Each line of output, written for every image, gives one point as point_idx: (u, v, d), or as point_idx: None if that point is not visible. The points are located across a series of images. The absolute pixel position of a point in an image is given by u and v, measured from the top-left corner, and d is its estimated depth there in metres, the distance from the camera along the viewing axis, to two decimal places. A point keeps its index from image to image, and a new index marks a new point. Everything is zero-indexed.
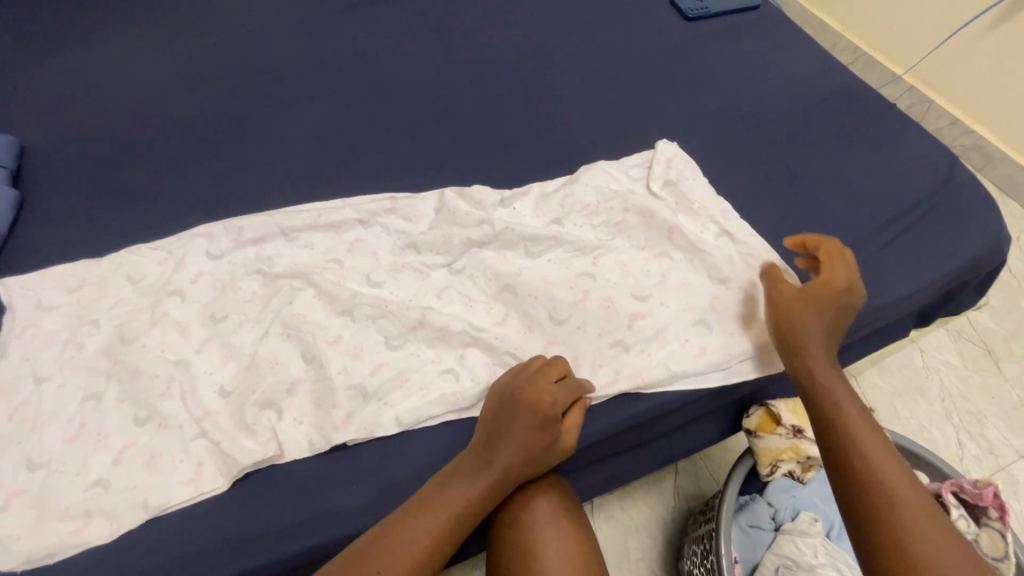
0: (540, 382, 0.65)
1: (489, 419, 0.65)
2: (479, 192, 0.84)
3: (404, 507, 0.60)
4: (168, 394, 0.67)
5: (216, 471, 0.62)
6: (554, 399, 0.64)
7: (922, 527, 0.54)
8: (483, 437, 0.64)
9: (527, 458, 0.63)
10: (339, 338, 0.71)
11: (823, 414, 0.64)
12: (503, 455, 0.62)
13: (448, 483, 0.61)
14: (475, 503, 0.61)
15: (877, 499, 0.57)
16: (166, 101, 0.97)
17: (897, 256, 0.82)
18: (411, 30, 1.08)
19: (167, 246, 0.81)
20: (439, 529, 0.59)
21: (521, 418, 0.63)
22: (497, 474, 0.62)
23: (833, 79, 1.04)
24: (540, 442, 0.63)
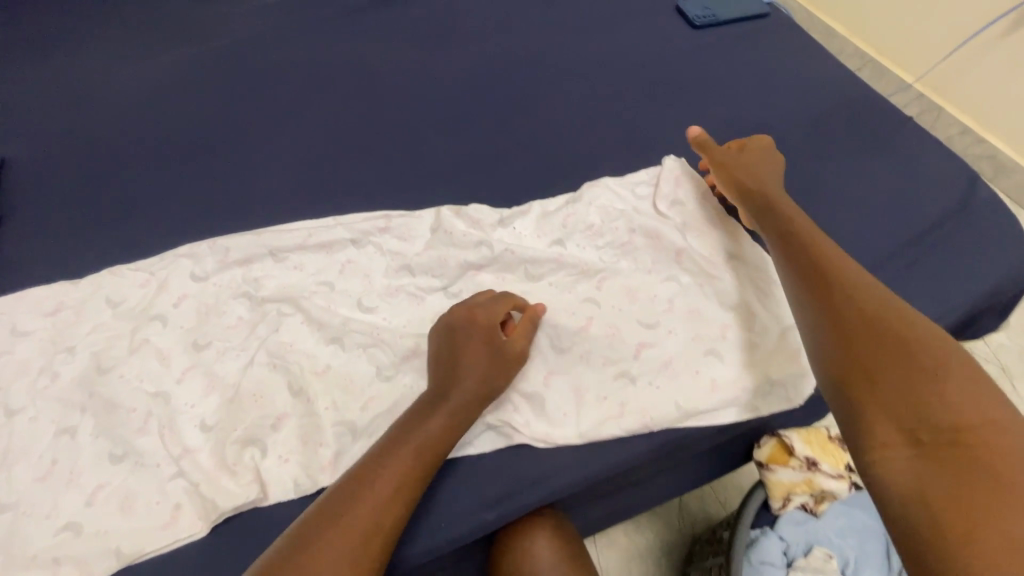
0: (475, 306, 0.67)
1: (439, 353, 0.65)
2: (476, 211, 0.81)
3: (371, 454, 0.57)
4: (146, 429, 0.63)
5: (194, 515, 0.58)
6: (486, 317, 0.66)
7: (904, 356, 0.52)
8: (435, 374, 0.63)
9: (483, 383, 0.62)
10: (329, 368, 0.68)
11: (797, 267, 0.64)
12: (461, 378, 0.62)
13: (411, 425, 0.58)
14: (442, 437, 0.58)
15: (854, 336, 0.55)
16: (153, 112, 0.93)
17: (918, 280, 0.78)
18: (407, 38, 1.04)
19: (148, 266, 0.77)
20: (407, 464, 0.55)
21: (468, 337, 0.64)
22: (456, 403, 0.60)
23: (846, 90, 1.00)
24: (489, 359, 0.64)
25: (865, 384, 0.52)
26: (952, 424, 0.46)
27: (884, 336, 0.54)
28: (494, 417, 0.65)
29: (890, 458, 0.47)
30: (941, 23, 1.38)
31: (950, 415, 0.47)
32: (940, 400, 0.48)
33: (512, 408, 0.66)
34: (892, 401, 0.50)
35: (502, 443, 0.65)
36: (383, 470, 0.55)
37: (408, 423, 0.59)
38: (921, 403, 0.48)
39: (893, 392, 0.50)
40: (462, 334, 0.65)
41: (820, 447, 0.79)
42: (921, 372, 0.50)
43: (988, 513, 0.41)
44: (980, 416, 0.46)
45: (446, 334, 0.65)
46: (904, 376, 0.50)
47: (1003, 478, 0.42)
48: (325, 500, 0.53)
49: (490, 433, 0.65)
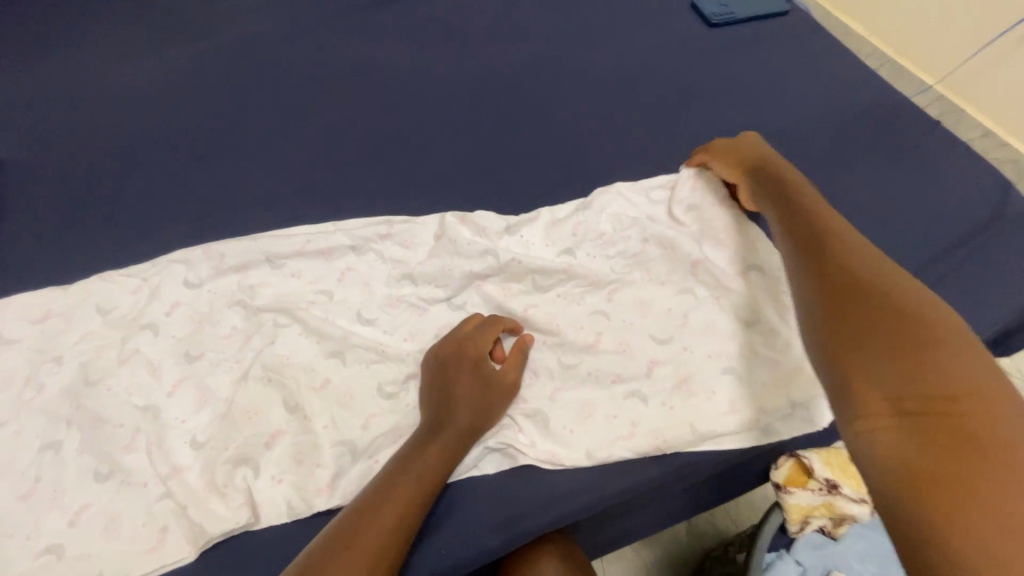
0: (468, 329, 0.64)
1: (432, 376, 0.62)
2: (482, 217, 0.77)
3: (373, 487, 0.53)
4: (133, 446, 0.60)
5: (182, 539, 0.55)
6: (479, 339, 0.63)
7: (900, 319, 0.46)
8: (431, 399, 0.60)
9: (481, 411, 0.60)
10: (326, 384, 0.64)
11: (794, 238, 0.59)
12: (459, 405, 0.59)
13: (411, 456, 0.56)
14: (442, 469, 0.56)
15: (846, 301, 0.49)
16: (151, 111, 0.90)
17: (948, 295, 0.74)
18: (412, 36, 1.00)
19: (140, 272, 0.73)
20: (410, 497, 0.53)
21: (461, 359, 0.61)
22: (456, 432, 0.58)
23: (870, 94, 0.96)
24: (485, 384, 0.61)
25: (852, 350, 0.46)
26: (945, 391, 0.40)
27: (878, 299, 0.48)
28: (497, 438, 0.61)
29: (875, 429, 0.42)
30: (966, 22, 1.33)
31: (945, 381, 0.41)
32: (935, 364, 0.42)
33: (516, 429, 0.62)
34: (881, 366, 0.44)
35: (507, 466, 0.61)
36: (388, 503, 0.52)
37: (408, 454, 0.56)
38: (913, 368, 0.42)
39: (882, 359, 0.44)
40: (460, 357, 0.61)
41: (840, 468, 0.75)
42: (917, 333, 0.44)
43: (977, 491, 0.35)
44: (981, 382, 0.40)
45: (437, 358, 0.62)
46: (897, 340, 0.44)
47: (999, 452, 0.36)
48: (333, 530, 0.50)
49: (494, 455, 0.61)
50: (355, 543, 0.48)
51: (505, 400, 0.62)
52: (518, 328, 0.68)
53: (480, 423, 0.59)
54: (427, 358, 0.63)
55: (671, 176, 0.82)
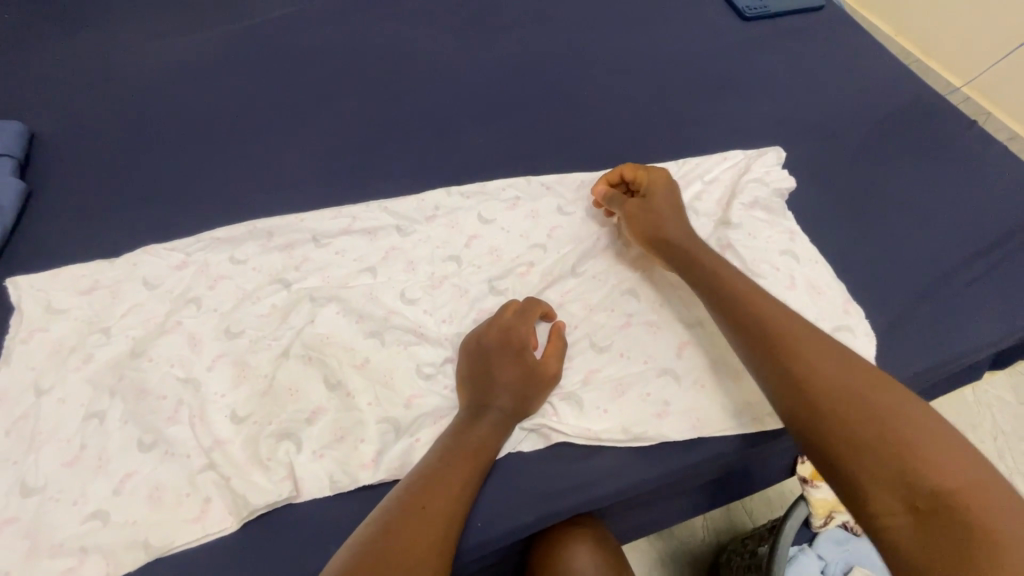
0: (507, 316, 0.65)
1: (473, 360, 0.62)
2: (532, 202, 0.79)
3: (431, 460, 0.54)
4: (176, 418, 0.61)
5: (225, 510, 0.56)
6: (520, 323, 0.64)
7: (876, 419, 0.49)
8: (473, 382, 0.61)
9: (523, 396, 0.60)
10: (367, 362, 0.65)
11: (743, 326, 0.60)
12: (504, 389, 0.60)
13: (461, 433, 0.57)
14: (492, 447, 0.57)
15: (822, 403, 0.52)
16: (189, 91, 0.91)
17: (986, 295, 0.74)
18: (445, 21, 1.00)
19: (184, 248, 0.75)
20: (467, 471, 0.54)
21: (509, 345, 0.62)
22: (503, 413, 0.59)
23: (906, 91, 0.95)
24: (531, 367, 0.62)
25: (852, 456, 0.49)
26: (941, 485, 0.45)
27: (849, 404, 0.51)
28: (532, 420, 0.61)
29: (890, 526, 0.45)
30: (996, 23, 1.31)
31: (940, 478, 0.45)
32: (927, 462, 0.46)
33: (553, 411, 0.63)
34: (880, 469, 0.47)
35: (543, 446, 0.61)
36: (449, 477, 0.52)
37: (458, 432, 0.57)
38: (909, 471, 0.46)
39: (881, 462, 0.47)
40: (503, 344, 0.62)
41: None
42: (892, 431, 0.48)
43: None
44: (968, 476, 0.45)
45: (479, 343, 0.63)
46: (881, 443, 0.48)
47: (1000, 539, 0.42)
48: (401, 495, 0.51)
49: (531, 438, 0.62)
50: (428, 509, 0.49)
51: (546, 385, 0.62)
52: (552, 313, 0.68)
53: (524, 407, 0.60)
54: (469, 342, 0.64)
55: (719, 161, 0.83)
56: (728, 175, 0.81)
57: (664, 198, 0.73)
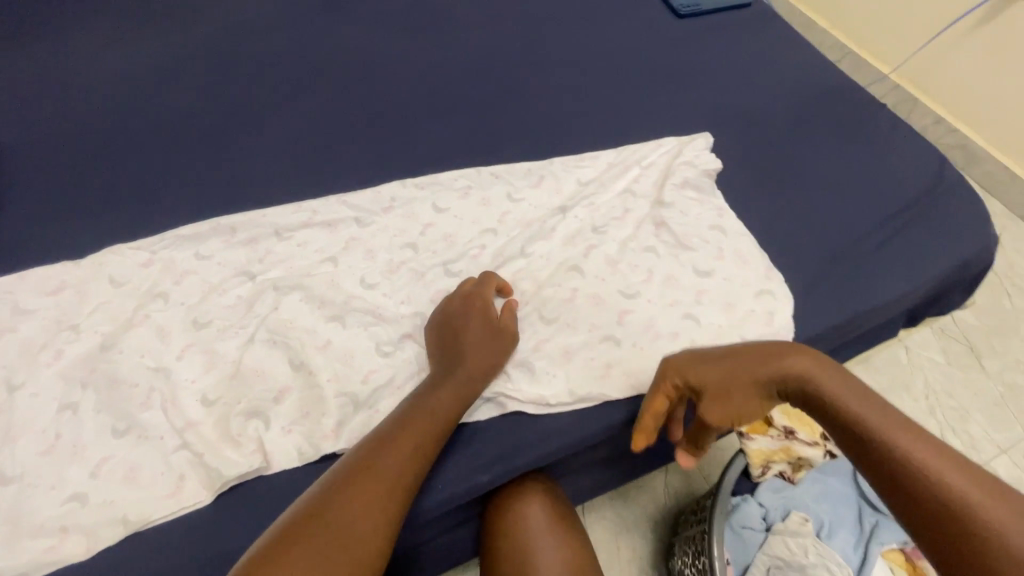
0: (470, 289, 0.71)
1: (436, 335, 0.68)
2: (484, 190, 0.84)
3: (388, 422, 0.59)
4: (148, 404, 0.65)
5: (198, 485, 0.60)
6: (483, 295, 0.70)
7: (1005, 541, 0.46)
8: (439, 353, 0.67)
9: (478, 362, 0.65)
10: (329, 343, 0.69)
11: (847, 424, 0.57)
12: (466, 359, 0.65)
13: (420, 398, 0.61)
14: (450, 411, 0.61)
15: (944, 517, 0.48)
16: (146, 95, 0.93)
17: (890, 258, 0.82)
18: (399, 20, 1.04)
19: (150, 246, 0.78)
20: (419, 434, 0.58)
21: (472, 318, 0.68)
22: (463, 379, 0.63)
23: (825, 77, 1.04)
24: (492, 339, 0.67)
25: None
26: None
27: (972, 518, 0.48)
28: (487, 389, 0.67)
29: None
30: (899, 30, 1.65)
31: None
32: None
33: (506, 379, 0.68)
34: None
35: (497, 413, 0.67)
36: (399, 437, 0.57)
37: (416, 398, 0.61)
38: None
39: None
40: (466, 317, 0.68)
41: (796, 417, 0.87)
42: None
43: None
44: None
45: (442, 317, 0.69)
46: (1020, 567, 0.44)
47: None
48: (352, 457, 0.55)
49: (486, 406, 0.67)
50: (373, 470, 0.54)
51: (501, 352, 0.68)
52: (508, 288, 0.73)
53: (484, 373, 0.65)
54: (434, 318, 0.70)
55: (654, 147, 0.90)
56: (662, 160, 0.88)
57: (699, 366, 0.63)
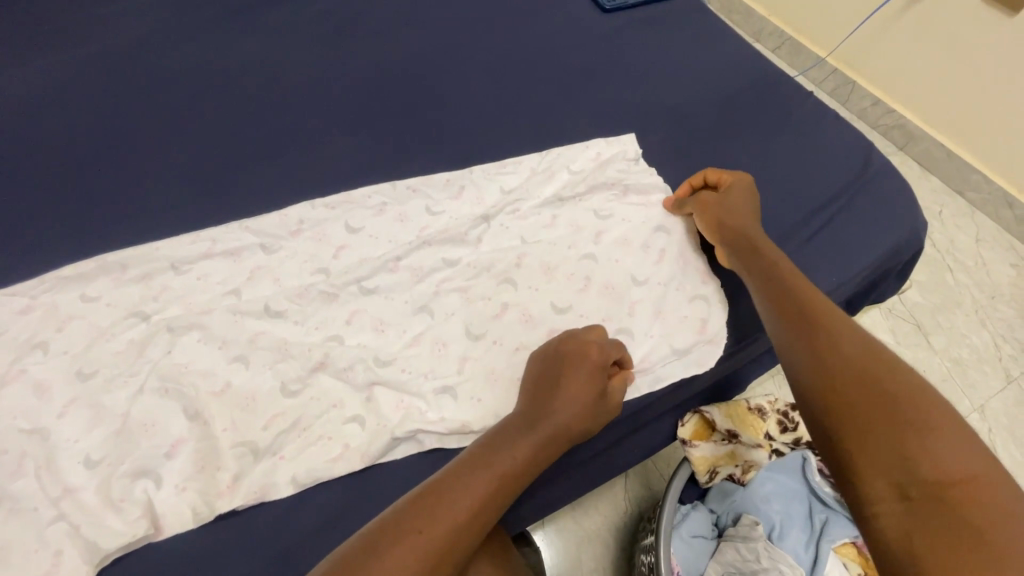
0: (593, 336, 0.66)
1: (546, 361, 0.65)
2: (402, 205, 0.80)
3: (450, 469, 0.55)
4: (21, 472, 0.58)
5: (76, 560, 0.54)
6: (602, 349, 0.65)
7: (881, 402, 0.53)
8: (534, 394, 0.63)
9: (582, 416, 0.61)
10: (228, 387, 0.64)
11: (783, 304, 0.64)
12: (557, 415, 0.60)
13: (499, 444, 0.57)
14: (521, 471, 0.57)
15: (844, 377, 0.56)
16: (16, 114, 0.82)
17: (820, 250, 0.81)
18: (309, 26, 0.98)
19: (27, 290, 0.69)
20: (484, 491, 0.54)
21: (579, 365, 0.63)
22: (546, 438, 0.59)
23: (753, 68, 1.03)
24: (592, 399, 0.62)
25: (849, 418, 0.53)
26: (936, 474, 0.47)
27: (861, 380, 0.55)
28: (405, 428, 0.63)
29: (881, 511, 0.47)
30: (833, 13, 1.66)
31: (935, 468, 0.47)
32: (924, 446, 0.49)
33: (426, 408, 0.65)
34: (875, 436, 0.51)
35: (415, 450, 0.63)
36: (460, 493, 0.53)
37: (497, 439, 0.58)
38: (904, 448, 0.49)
39: (873, 438, 0.51)
40: (574, 362, 0.63)
41: (738, 418, 0.85)
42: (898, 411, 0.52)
43: None
44: (951, 450, 0.48)
45: (555, 351, 0.65)
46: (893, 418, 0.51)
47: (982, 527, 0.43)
48: (394, 510, 0.52)
49: (403, 443, 0.63)
50: (425, 530, 0.50)
51: (606, 419, 0.63)
52: (628, 364, 0.67)
53: (571, 433, 0.60)
54: (543, 351, 0.67)
55: (580, 150, 0.87)
56: (590, 164, 0.85)
57: (745, 196, 0.78)
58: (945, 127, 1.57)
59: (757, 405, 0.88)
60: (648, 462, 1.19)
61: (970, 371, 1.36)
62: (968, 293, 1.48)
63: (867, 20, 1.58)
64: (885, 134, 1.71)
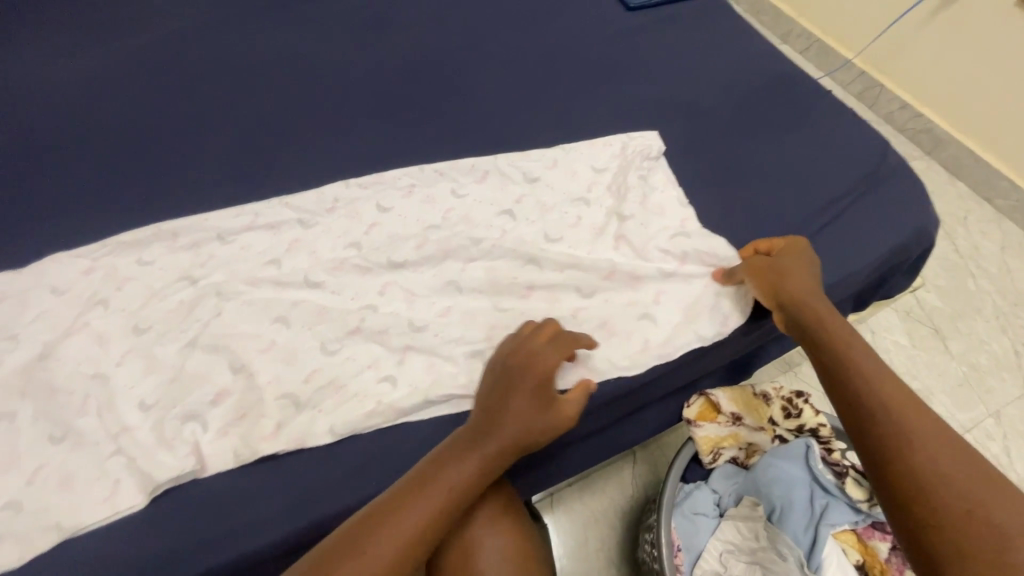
0: (538, 344, 0.67)
1: (497, 376, 0.65)
2: (430, 188, 0.85)
3: (395, 488, 0.59)
4: (85, 410, 0.65)
5: (132, 490, 0.61)
6: (548, 361, 0.66)
7: (909, 454, 0.58)
8: (483, 407, 0.64)
9: (528, 431, 0.63)
10: (272, 345, 0.70)
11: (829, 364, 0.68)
12: (503, 431, 0.63)
13: (445, 462, 0.61)
14: (466, 488, 0.60)
15: (884, 433, 0.61)
16: (85, 97, 0.91)
17: (831, 243, 0.83)
18: (349, 20, 1.04)
19: (90, 253, 0.77)
20: (429, 513, 0.58)
21: (524, 381, 0.64)
22: (493, 452, 0.62)
23: (774, 66, 1.05)
24: (537, 413, 0.64)
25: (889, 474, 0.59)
26: (957, 516, 0.53)
27: (893, 436, 0.60)
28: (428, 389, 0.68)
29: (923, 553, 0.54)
30: (862, 16, 1.66)
31: (958, 508, 0.53)
32: (945, 493, 0.55)
33: (447, 372, 0.70)
34: (909, 487, 0.57)
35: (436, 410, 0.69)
36: (405, 510, 0.57)
37: (443, 458, 0.61)
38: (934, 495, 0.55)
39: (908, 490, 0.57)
40: (518, 378, 0.64)
41: (742, 403, 0.90)
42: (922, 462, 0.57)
43: None
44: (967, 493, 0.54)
45: (505, 365, 0.66)
46: (920, 471, 0.57)
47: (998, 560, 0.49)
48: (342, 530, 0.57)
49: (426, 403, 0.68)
50: (369, 550, 0.55)
51: (557, 430, 0.65)
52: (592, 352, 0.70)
53: (523, 443, 0.63)
54: (496, 359, 0.67)
55: (601, 141, 0.91)
56: (611, 155, 0.90)
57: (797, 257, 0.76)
58: (974, 131, 1.56)
59: (762, 391, 0.92)
60: (656, 448, 1.22)
61: (988, 377, 1.35)
62: (989, 300, 1.47)
63: (896, 23, 1.58)
64: (912, 137, 1.70)
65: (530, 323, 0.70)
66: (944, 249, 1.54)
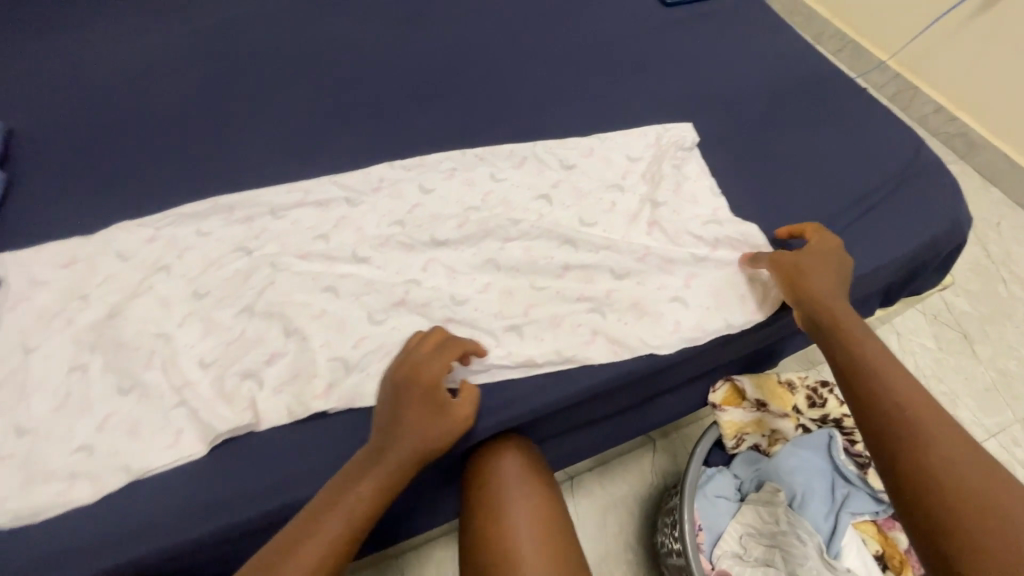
0: (421, 355, 0.67)
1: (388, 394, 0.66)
2: (470, 172, 0.89)
3: (302, 513, 0.60)
4: (150, 365, 0.70)
5: (194, 438, 0.65)
6: (432, 373, 0.66)
7: (913, 443, 0.62)
8: (378, 424, 0.65)
9: (426, 442, 0.64)
10: (322, 312, 0.74)
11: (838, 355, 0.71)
12: (400, 444, 0.63)
13: (347, 481, 0.61)
14: (370, 504, 0.61)
15: (892, 419, 0.64)
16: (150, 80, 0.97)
17: (862, 235, 0.85)
18: (394, 11, 1.08)
19: (153, 223, 0.82)
20: (336, 531, 0.58)
21: (411, 394, 0.65)
22: (393, 468, 0.63)
23: (809, 63, 1.06)
24: (429, 425, 0.65)
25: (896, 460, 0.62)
26: (959, 501, 0.57)
27: (900, 423, 0.63)
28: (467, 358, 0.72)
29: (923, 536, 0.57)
30: (898, 17, 1.65)
31: (958, 493, 0.57)
32: (949, 479, 0.58)
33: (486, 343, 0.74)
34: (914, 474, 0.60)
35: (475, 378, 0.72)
36: (316, 531, 0.58)
37: (341, 480, 0.62)
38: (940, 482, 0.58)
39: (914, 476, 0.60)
40: (406, 389, 0.65)
41: (768, 390, 0.90)
42: (925, 449, 0.61)
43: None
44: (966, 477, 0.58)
45: (394, 383, 0.66)
46: (922, 458, 0.60)
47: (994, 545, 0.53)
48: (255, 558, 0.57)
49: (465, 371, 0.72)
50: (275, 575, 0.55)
51: (454, 437, 0.66)
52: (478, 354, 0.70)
53: (422, 450, 0.64)
54: (386, 375, 0.68)
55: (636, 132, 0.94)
56: (645, 146, 0.92)
57: (826, 247, 0.78)
58: (1010, 136, 1.54)
59: (787, 380, 0.92)
60: (676, 437, 1.25)
61: (1016, 383, 1.34)
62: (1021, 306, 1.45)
63: (932, 25, 1.57)
64: (945, 141, 1.68)
65: (416, 334, 0.70)
66: (976, 254, 1.53)
